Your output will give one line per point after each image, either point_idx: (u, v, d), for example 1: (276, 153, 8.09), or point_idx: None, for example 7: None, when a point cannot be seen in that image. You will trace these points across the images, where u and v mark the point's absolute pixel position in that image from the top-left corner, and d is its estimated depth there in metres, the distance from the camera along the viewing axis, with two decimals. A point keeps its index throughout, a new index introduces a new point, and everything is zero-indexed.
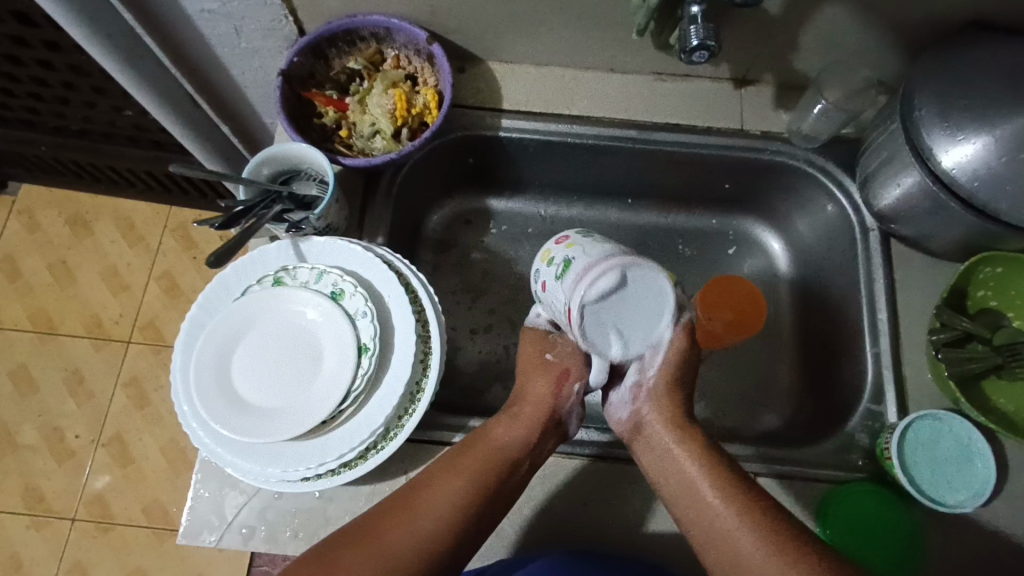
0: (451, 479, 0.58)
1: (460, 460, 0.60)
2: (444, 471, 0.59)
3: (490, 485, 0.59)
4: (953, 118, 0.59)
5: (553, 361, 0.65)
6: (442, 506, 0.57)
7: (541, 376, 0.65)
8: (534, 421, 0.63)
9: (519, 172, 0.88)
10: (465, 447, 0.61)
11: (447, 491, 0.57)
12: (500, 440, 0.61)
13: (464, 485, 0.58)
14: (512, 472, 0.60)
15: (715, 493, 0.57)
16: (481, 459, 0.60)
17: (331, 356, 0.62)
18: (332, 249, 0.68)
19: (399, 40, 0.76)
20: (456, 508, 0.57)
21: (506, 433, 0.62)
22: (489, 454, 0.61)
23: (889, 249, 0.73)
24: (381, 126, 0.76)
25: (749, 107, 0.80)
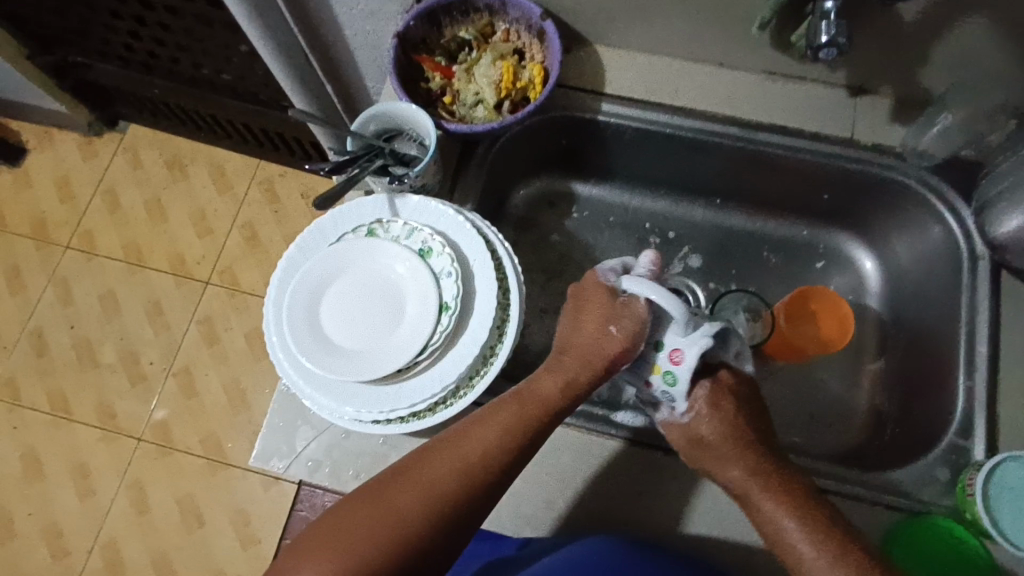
0: (491, 430, 0.57)
1: (507, 411, 0.58)
2: (485, 429, 0.57)
3: (534, 432, 0.58)
4: None
5: (611, 334, 0.60)
6: (473, 462, 0.55)
7: (598, 339, 0.60)
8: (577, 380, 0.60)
9: (610, 159, 0.88)
10: (515, 399, 0.59)
11: (483, 446, 0.56)
12: (546, 389, 0.60)
13: (502, 439, 0.57)
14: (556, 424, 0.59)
15: (798, 522, 0.55)
16: (532, 411, 0.59)
17: (413, 309, 0.64)
18: (425, 209, 0.69)
19: (512, 14, 0.77)
20: (487, 466, 0.56)
21: (554, 387, 0.60)
22: (540, 405, 0.59)
23: (998, 280, 0.68)
24: (484, 96, 0.78)
25: (862, 117, 0.77)
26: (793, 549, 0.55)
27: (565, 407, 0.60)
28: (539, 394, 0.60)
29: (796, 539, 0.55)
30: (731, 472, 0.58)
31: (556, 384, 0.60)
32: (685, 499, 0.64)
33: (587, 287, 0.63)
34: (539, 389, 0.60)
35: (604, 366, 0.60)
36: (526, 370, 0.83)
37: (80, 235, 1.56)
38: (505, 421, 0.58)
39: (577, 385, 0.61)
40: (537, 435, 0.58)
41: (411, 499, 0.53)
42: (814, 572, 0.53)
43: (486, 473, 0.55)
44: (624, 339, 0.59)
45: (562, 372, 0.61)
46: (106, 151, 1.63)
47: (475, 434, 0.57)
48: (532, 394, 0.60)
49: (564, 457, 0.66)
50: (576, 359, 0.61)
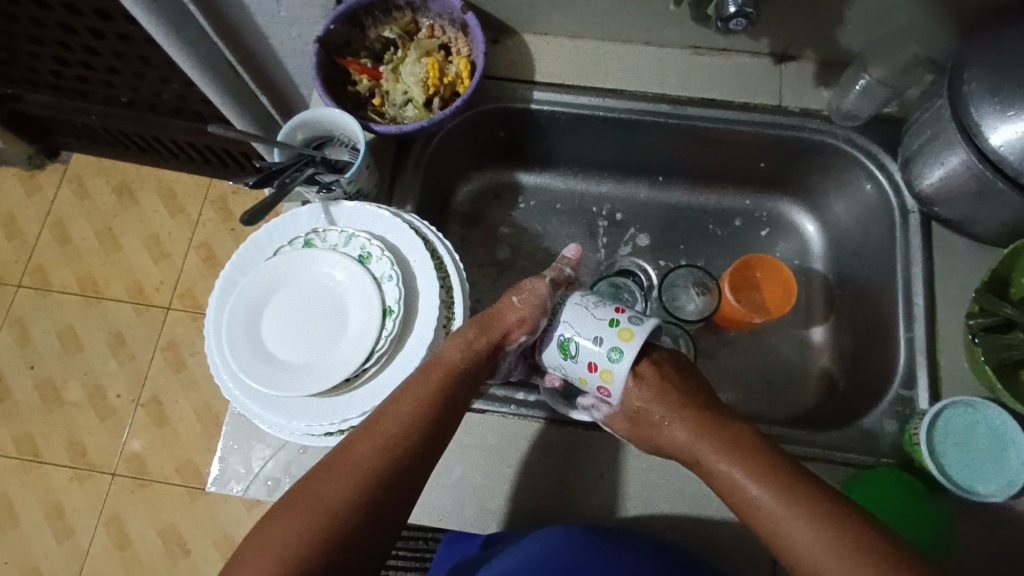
0: (404, 407, 0.57)
1: (417, 384, 0.58)
2: (400, 405, 0.57)
3: (446, 400, 0.58)
4: (1004, 94, 0.57)
5: (514, 303, 0.63)
6: (394, 436, 0.55)
7: (501, 310, 0.62)
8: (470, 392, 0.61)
9: (549, 146, 0.88)
10: (423, 374, 0.59)
11: (398, 424, 0.56)
12: (449, 356, 0.59)
13: (417, 413, 0.56)
14: (464, 393, 0.60)
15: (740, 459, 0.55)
16: (440, 378, 0.58)
17: (356, 316, 0.63)
18: (362, 214, 0.69)
19: (434, 9, 0.77)
20: (405, 438, 0.55)
21: (458, 351, 0.60)
22: (444, 373, 0.59)
23: (929, 232, 0.70)
24: (413, 95, 0.77)
25: (789, 84, 0.78)
26: (734, 479, 0.55)
27: (468, 373, 0.60)
28: (443, 363, 0.59)
29: (744, 481, 0.55)
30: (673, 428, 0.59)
31: (458, 348, 0.60)
32: (645, 477, 0.65)
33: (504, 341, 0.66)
34: (445, 359, 0.59)
35: (500, 391, 0.65)
36: None
37: (31, 272, 1.52)
38: (418, 397, 0.57)
39: (473, 363, 0.61)
40: (451, 401, 0.58)
41: (338, 480, 0.53)
42: (758, 500, 0.53)
43: (407, 442, 0.55)
44: (522, 308, 0.62)
45: (462, 338, 0.61)
46: (49, 183, 1.59)
47: (391, 412, 0.56)
48: (438, 364, 0.59)
49: (523, 448, 0.66)
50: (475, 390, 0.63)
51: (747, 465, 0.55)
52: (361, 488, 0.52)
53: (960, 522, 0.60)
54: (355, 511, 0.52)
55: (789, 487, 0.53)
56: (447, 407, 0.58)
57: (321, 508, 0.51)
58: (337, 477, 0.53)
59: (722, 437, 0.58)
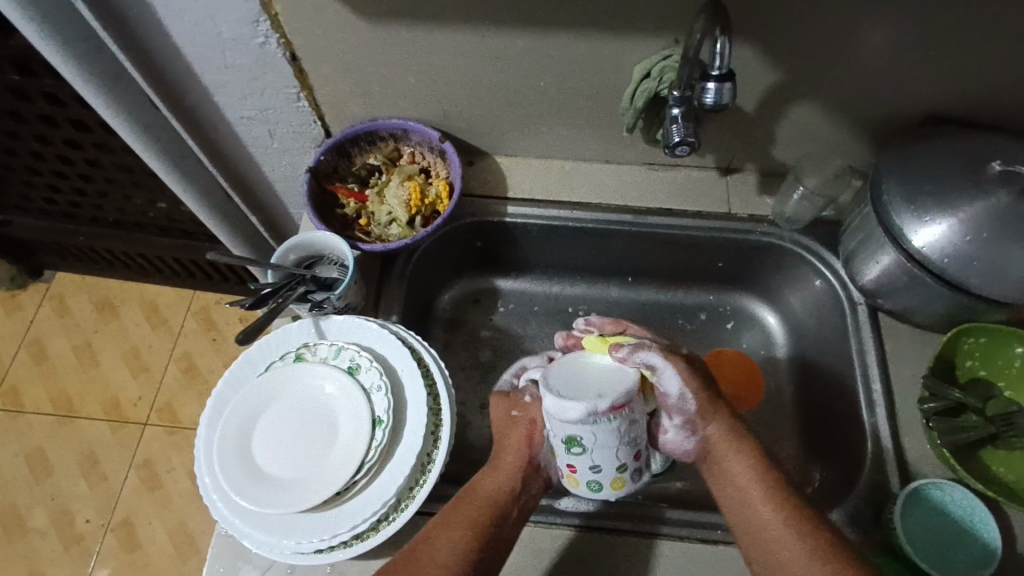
0: (450, 533, 0.59)
1: (461, 512, 0.61)
2: (444, 534, 0.60)
3: (489, 527, 0.60)
4: (918, 202, 0.65)
5: (517, 416, 0.69)
6: (444, 561, 0.57)
7: (505, 424, 0.69)
8: (512, 471, 0.65)
9: (525, 254, 0.95)
10: (463, 502, 0.63)
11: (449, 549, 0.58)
12: (486, 485, 0.64)
13: (465, 538, 0.59)
14: (505, 522, 0.62)
15: (767, 495, 0.61)
16: (481, 508, 0.62)
17: (346, 428, 0.65)
18: (350, 326, 0.72)
19: (414, 138, 0.85)
20: (460, 562, 0.57)
21: (496, 482, 0.65)
22: (485, 503, 0.62)
23: (877, 321, 0.77)
24: (397, 215, 0.84)
25: (736, 193, 0.87)
26: (755, 511, 0.61)
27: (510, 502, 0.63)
28: (483, 493, 0.63)
29: (766, 510, 0.60)
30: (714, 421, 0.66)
31: (493, 479, 0.65)
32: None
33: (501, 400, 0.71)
34: (485, 491, 0.64)
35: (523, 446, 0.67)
36: (472, 470, 0.84)
37: (4, 393, 1.50)
38: (460, 524, 0.60)
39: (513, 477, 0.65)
40: (494, 534, 0.60)
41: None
42: (774, 537, 0.58)
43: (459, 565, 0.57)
44: (530, 408, 0.69)
45: (500, 470, 0.65)
46: (30, 303, 1.60)
47: (439, 539, 0.59)
48: (477, 498, 0.63)
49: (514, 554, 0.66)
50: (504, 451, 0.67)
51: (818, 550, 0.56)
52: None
53: None
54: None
55: (817, 538, 0.57)
56: (492, 527, 0.61)
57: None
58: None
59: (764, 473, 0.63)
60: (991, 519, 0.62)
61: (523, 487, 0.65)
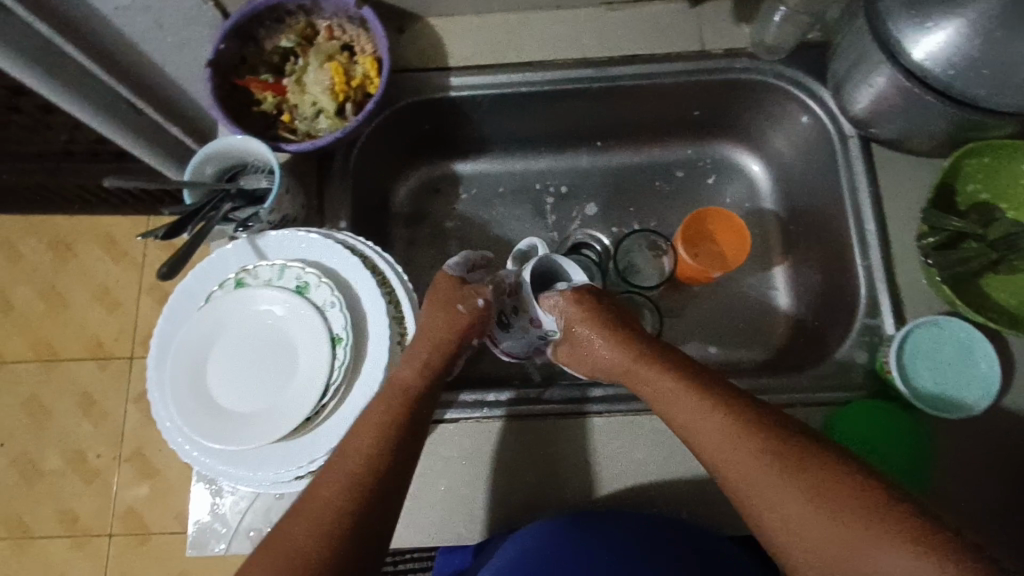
0: (367, 433, 0.55)
1: (374, 409, 0.56)
2: (360, 437, 0.55)
3: (406, 421, 0.56)
4: (920, 6, 0.55)
5: (462, 312, 0.63)
6: (360, 457, 0.54)
7: (446, 318, 0.62)
8: (440, 351, 0.61)
9: (480, 130, 0.85)
10: (380, 395, 0.57)
11: (361, 452, 0.54)
12: (405, 375, 0.58)
13: (381, 438, 0.54)
14: (426, 407, 0.58)
15: (702, 403, 0.53)
16: (394, 404, 0.56)
17: (304, 351, 0.60)
18: (291, 242, 0.65)
19: (327, 9, 0.71)
20: (379, 461, 0.54)
21: (414, 369, 0.58)
22: (403, 395, 0.57)
23: (870, 153, 0.69)
24: (322, 104, 0.71)
25: (709, 27, 0.75)
26: (698, 430, 0.53)
27: (428, 390, 0.58)
28: (398, 384, 0.57)
29: (703, 420, 0.53)
30: (609, 352, 0.61)
31: (413, 367, 0.58)
32: (630, 452, 0.64)
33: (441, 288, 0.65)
34: (402, 382, 0.57)
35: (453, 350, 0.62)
36: None
37: None
38: (377, 425, 0.55)
39: (435, 365, 0.60)
40: (413, 423, 0.56)
41: (318, 514, 0.51)
42: (735, 458, 0.50)
43: (372, 459, 0.54)
44: (473, 314, 0.64)
45: (419, 358, 0.59)
46: None
47: (354, 441, 0.54)
48: (394, 390, 0.57)
49: (504, 450, 0.65)
50: (432, 342, 0.60)
51: (722, 414, 0.52)
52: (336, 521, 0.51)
53: (942, 444, 0.60)
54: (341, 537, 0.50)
55: (772, 438, 0.50)
56: (410, 421, 0.56)
57: (312, 531, 0.50)
58: (309, 524, 0.50)
59: (687, 382, 0.55)
60: (990, 347, 0.59)
61: (445, 370, 0.61)
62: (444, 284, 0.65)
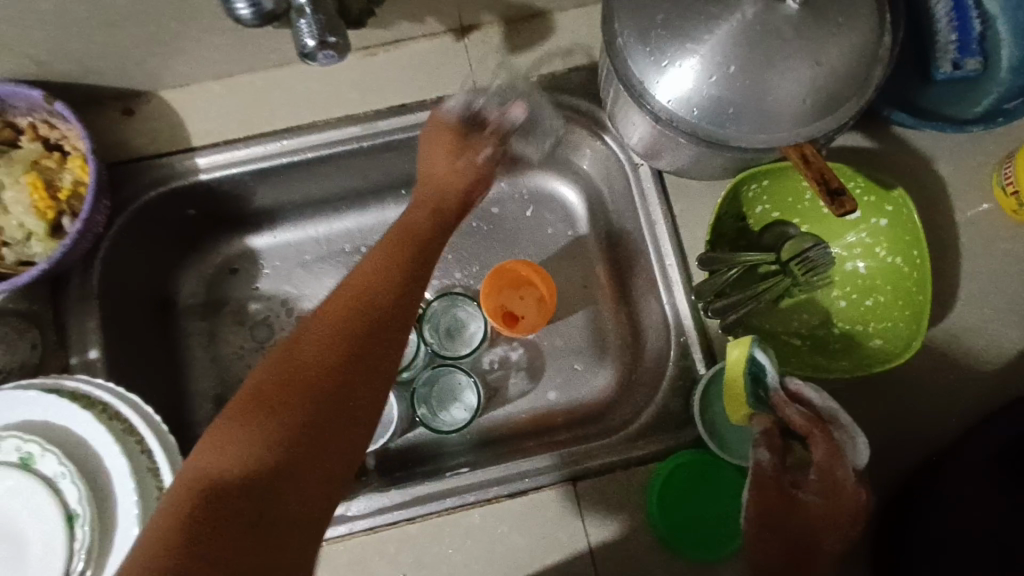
0: (321, 330, 0.44)
1: (317, 320, 0.45)
2: (313, 337, 0.43)
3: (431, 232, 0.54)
4: (654, 41, 0.49)
5: (468, 162, 0.59)
6: (347, 307, 0.45)
7: (456, 169, 0.59)
8: (416, 246, 0.51)
9: (260, 201, 0.75)
10: (341, 294, 0.47)
11: (312, 350, 0.42)
12: (366, 267, 0.48)
13: (331, 352, 0.43)
14: (394, 329, 0.46)
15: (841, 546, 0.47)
16: (344, 313, 0.45)
17: (36, 537, 0.50)
18: (5, 401, 0.54)
19: (19, 105, 0.59)
20: (330, 378, 0.42)
21: (383, 260, 0.49)
22: (357, 289, 0.47)
23: (663, 180, 0.65)
24: (28, 224, 0.59)
25: (480, 59, 0.68)
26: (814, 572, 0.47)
27: (421, 251, 0.51)
28: (364, 274, 0.48)
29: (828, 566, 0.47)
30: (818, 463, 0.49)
31: (374, 258, 0.49)
32: (452, 558, 0.58)
33: (435, 121, 0.62)
34: (365, 275, 0.48)
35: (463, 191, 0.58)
36: None
37: None
38: (330, 334, 0.44)
39: (444, 207, 0.56)
40: (376, 334, 0.45)
41: (270, 406, 0.40)
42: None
43: (359, 299, 0.46)
44: (475, 167, 0.60)
45: (410, 240, 0.52)
46: None
47: (310, 337, 0.43)
48: (344, 292, 0.47)
49: None
50: (438, 183, 0.58)
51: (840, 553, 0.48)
52: (253, 458, 0.38)
53: None
54: (269, 466, 0.38)
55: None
56: (419, 248, 0.51)
57: (194, 494, 0.37)
58: (225, 446, 0.39)
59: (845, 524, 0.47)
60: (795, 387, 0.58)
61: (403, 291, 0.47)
62: (438, 130, 0.62)
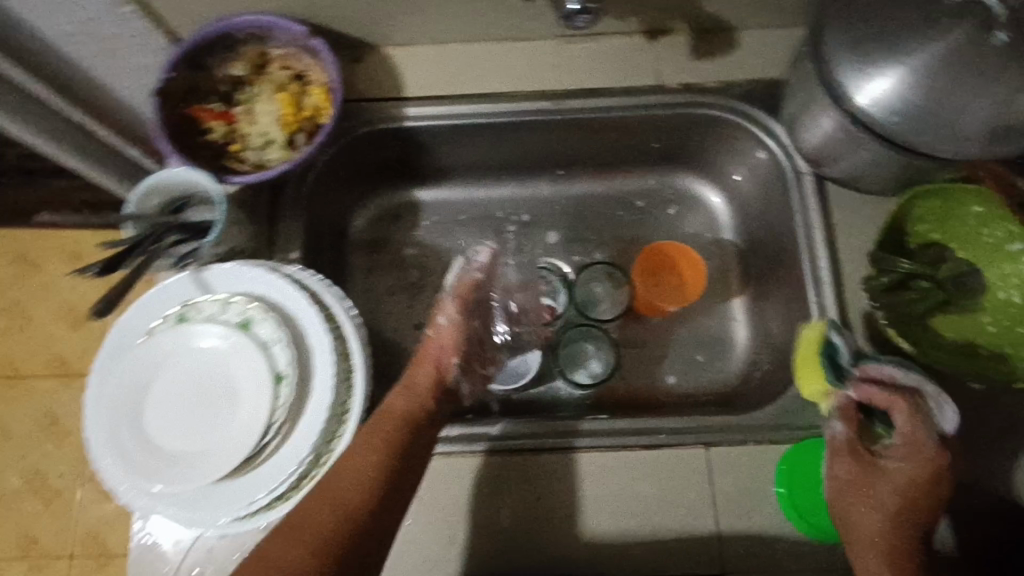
0: (370, 453, 0.59)
1: (381, 429, 0.60)
2: (357, 460, 0.58)
3: (402, 445, 0.60)
4: (864, 50, 0.55)
5: (444, 325, 0.69)
6: (351, 494, 0.57)
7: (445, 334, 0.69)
8: (428, 389, 0.66)
9: (439, 159, 0.84)
10: (376, 421, 0.61)
11: (358, 472, 0.57)
12: (398, 403, 0.63)
13: (376, 467, 0.58)
14: (421, 430, 0.62)
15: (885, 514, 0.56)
16: (395, 424, 0.61)
17: (247, 387, 0.60)
18: (237, 275, 0.64)
19: (280, 37, 0.70)
20: (373, 483, 0.57)
21: (406, 394, 0.64)
22: (389, 416, 0.62)
23: (823, 191, 0.70)
24: (273, 135, 0.71)
25: (666, 60, 0.75)
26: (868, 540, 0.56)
27: (419, 412, 0.63)
28: (396, 412, 0.62)
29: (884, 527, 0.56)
30: (851, 468, 0.58)
31: (403, 395, 0.64)
32: (582, 494, 0.63)
33: (441, 303, 0.71)
34: (398, 410, 0.62)
35: (435, 376, 0.67)
36: None
37: None
38: (377, 445, 0.59)
39: (417, 389, 0.65)
40: (409, 452, 0.60)
41: (362, 491, 0.57)
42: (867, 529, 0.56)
43: (365, 501, 0.57)
44: (442, 334, 0.69)
45: (408, 389, 0.65)
46: None
47: (350, 467, 0.58)
48: (392, 413, 0.62)
49: (452, 489, 0.63)
50: (420, 369, 0.67)
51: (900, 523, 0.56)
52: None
53: None
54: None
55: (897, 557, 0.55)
56: (405, 450, 0.60)
57: (299, 563, 0.53)
58: (298, 519, 0.55)
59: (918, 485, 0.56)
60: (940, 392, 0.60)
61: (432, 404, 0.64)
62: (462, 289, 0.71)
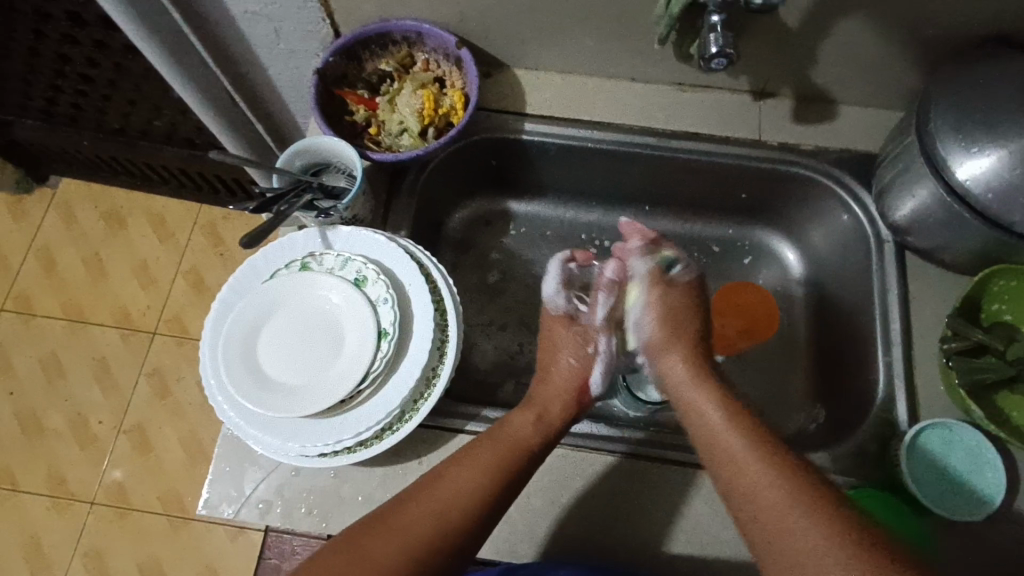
0: (475, 469, 0.60)
1: (486, 447, 0.62)
2: (461, 471, 0.60)
3: (508, 475, 0.60)
4: (968, 131, 0.60)
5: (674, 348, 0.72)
6: (454, 504, 0.57)
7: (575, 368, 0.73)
8: (564, 412, 0.68)
9: (539, 176, 0.91)
10: (487, 439, 0.63)
11: (460, 484, 0.59)
12: (522, 430, 0.64)
13: (479, 479, 0.59)
14: (533, 459, 0.63)
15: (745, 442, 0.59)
16: (506, 449, 0.62)
17: (353, 337, 0.65)
18: (357, 239, 0.71)
19: (429, 44, 0.79)
20: (477, 499, 0.58)
21: (528, 422, 0.65)
22: (512, 442, 0.63)
23: (903, 260, 0.74)
24: (408, 125, 0.79)
25: (768, 120, 0.82)
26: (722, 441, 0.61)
27: (538, 444, 0.64)
28: (512, 434, 0.64)
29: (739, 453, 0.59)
30: (704, 405, 0.65)
31: (529, 423, 0.65)
32: (638, 499, 0.66)
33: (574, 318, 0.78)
34: (514, 434, 0.64)
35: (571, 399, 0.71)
36: (472, 390, 0.84)
37: (15, 298, 1.48)
38: (485, 462, 0.60)
39: (548, 419, 0.67)
40: (513, 478, 0.61)
41: (463, 502, 0.58)
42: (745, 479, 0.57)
43: (465, 517, 0.57)
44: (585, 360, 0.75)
45: (535, 413, 0.66)
46: (36, 208, 1.56)
47: (458, 473, 0.59)
48: (509, 436, 0.63)
49: None
50: (551, 396, 0.70)
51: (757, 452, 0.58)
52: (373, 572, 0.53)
53: (942, 543, 0.62)
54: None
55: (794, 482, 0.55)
56: (513, 477, 0.61)
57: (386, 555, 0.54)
58: (398, 516, 0.56)
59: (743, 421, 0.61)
60: (1000, 461, 0.62)
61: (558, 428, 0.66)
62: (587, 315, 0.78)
